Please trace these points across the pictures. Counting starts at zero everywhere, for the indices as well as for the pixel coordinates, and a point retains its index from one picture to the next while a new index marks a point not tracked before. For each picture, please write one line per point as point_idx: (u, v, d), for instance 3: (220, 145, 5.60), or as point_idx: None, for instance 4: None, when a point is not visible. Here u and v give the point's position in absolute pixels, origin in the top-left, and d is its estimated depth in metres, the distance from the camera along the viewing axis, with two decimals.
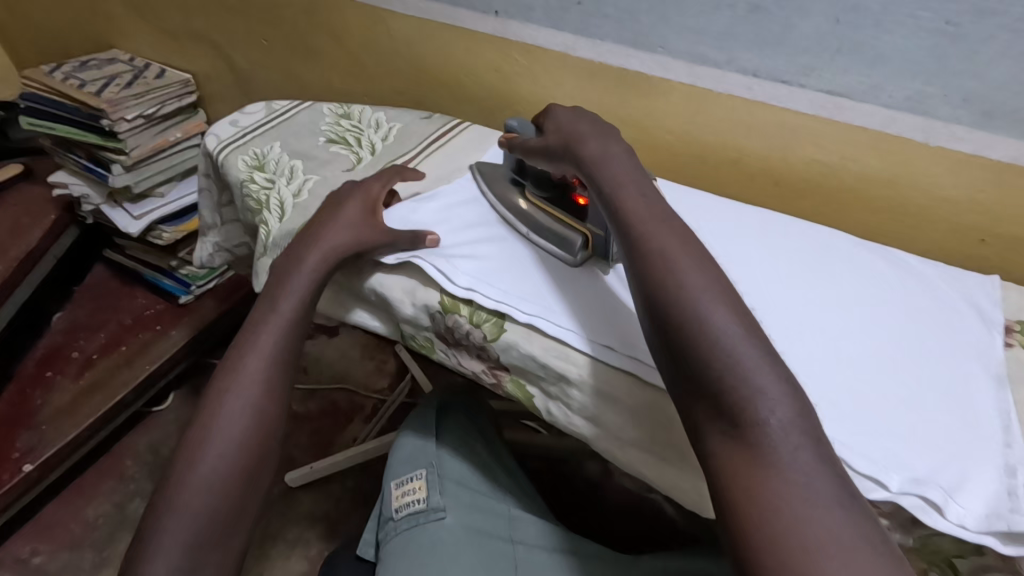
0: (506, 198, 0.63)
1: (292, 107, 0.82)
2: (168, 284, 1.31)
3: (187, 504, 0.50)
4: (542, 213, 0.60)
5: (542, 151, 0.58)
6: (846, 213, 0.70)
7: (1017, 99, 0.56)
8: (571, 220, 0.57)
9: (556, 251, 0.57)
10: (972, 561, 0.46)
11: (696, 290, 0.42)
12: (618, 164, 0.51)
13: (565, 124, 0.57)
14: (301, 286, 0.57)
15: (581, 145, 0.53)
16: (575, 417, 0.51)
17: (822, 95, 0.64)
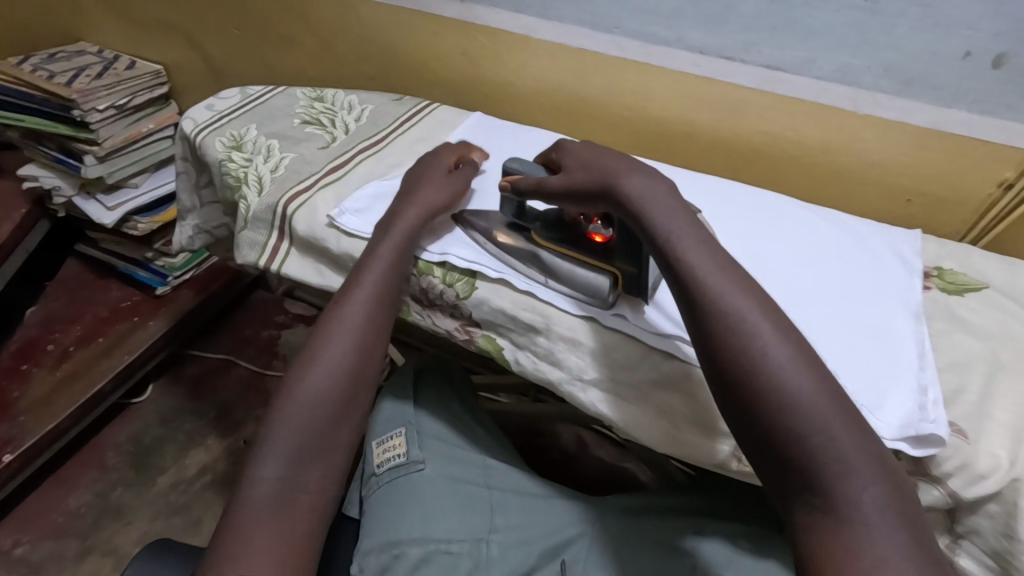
0: (512, 240, 0.58)
1: (266, 92, 0.85)
2: (144, 276, 1.34)
3: (292, 426, 0.53)
4: (559, 255, 0.56)
5: (564, 193, 0.54)
6: (787, 181, 0.75)
7: (932, 69, 0.61)
8: (597, 261, 0.54)
9: (582, 295, 0.55)
10: None
11: (779, 360, 0.42)
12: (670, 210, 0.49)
13: (589, 164, 0.54)
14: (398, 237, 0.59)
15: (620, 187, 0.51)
16: (542, 364, 0.56)
17: (760, 69, 0.69)
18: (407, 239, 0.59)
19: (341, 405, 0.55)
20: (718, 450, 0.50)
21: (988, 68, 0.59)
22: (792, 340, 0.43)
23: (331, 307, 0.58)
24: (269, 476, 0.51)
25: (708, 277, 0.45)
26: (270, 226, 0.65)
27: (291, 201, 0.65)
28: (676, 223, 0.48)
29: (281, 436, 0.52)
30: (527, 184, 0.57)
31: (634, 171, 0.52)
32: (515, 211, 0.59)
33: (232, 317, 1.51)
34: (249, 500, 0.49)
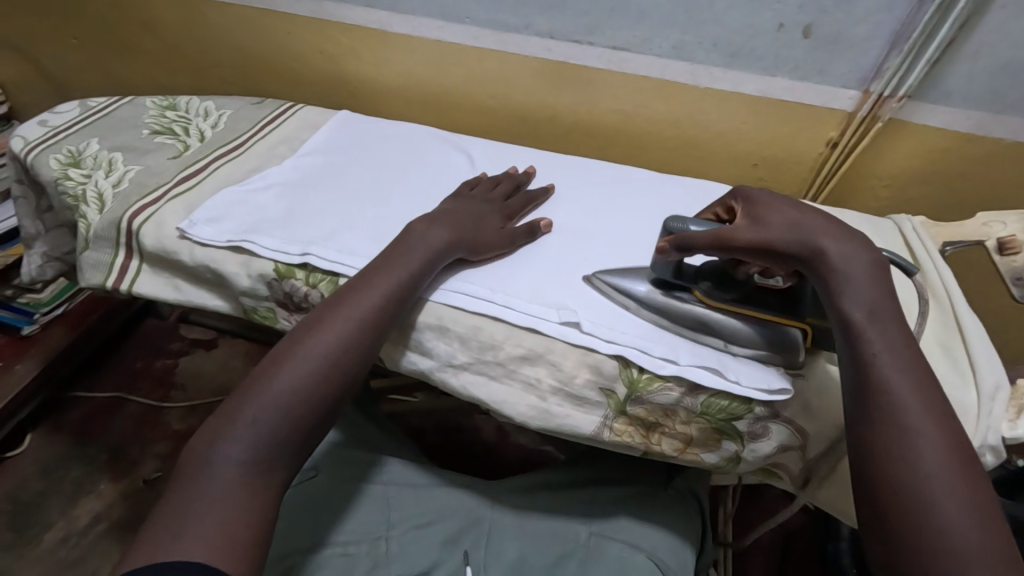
0: (679, 302, 0.54)
1: (109, 103, 0.79)
2: (4, 317, 1.20)
3: (262, 416, 0.46)
4: (733, 317, 0.52)
5: (757, 252, 0.48)
6: (648, 154, 0.80)
7: (753, 41, 0.66)
8: (783, 318, 0.51)
9: (774, 360, 0.51)
10: (749, 419, 0.51)
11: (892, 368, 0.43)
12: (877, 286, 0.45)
13: (789, 218, 0.48)
14: (429, 247, 0.55)
15: (828, 258, 0.46)
16: (413, 356, 0.56)
17: (607, 50, 0.72)
18: (436, 249, 0.55)
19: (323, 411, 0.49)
20: (589, 420, 0.53)
21: (799, 38, 0.65)
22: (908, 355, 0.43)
23: (332, 299, 0.53)
24: (237, 451, 0.45)
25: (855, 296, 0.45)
26: (115, 244, 0.61)
27: (135, 216, 0.61)
28: (873, 290, 0.45)
29: (244, 418, 0.46)
30: (709, 241, 0.49)
31: (835, 233, 0.47)
32: (672, 272, 0.54)
33: (120, 350, 1.40)
34: (199, 483, 0.44)
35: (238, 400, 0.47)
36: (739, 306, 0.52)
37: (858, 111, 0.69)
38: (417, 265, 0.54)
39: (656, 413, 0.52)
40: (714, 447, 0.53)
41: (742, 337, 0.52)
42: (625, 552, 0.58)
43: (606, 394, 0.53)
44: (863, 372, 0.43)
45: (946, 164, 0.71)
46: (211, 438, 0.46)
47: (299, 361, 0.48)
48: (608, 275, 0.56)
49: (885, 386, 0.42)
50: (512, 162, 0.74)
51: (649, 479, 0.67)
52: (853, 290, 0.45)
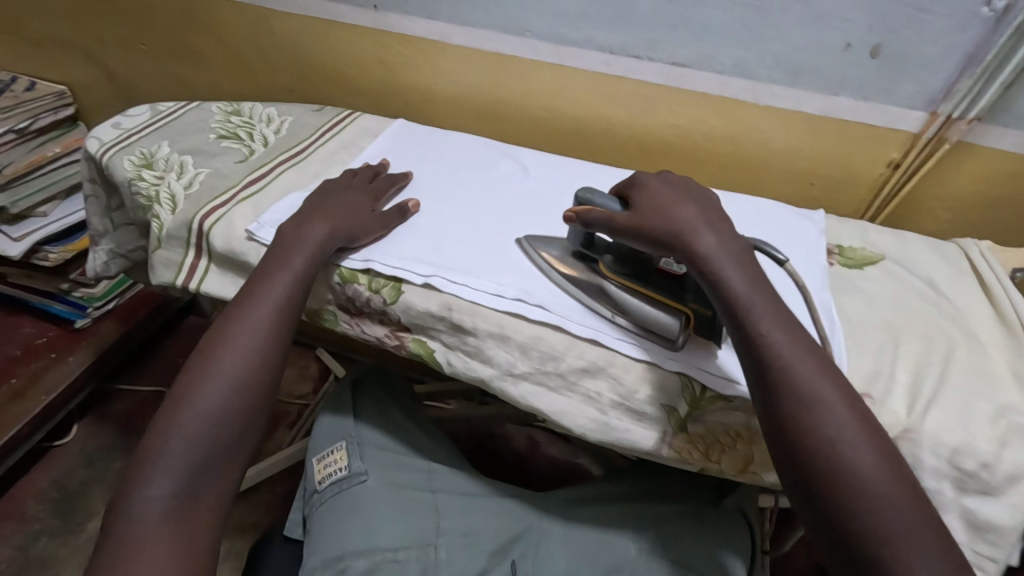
0: (583, 270, 0.57)
1: (177, 108, 0.82)
2: (60, 310, 1.25)
3: (186, 435, 0.49)
4: (625, 290, 0.55)
5: (635, 228, 0.52)
6: (703, 171, 0.79)
7: (818, 60, 0.66)
8: (667, 300, 0.53)
9: (651, 336, 0.53)
10: None
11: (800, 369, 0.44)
12: (748, 277, 0.48)
13: (660, 207, 0.53)
14: (311, 244, 0.58)
15: (697, 244, 0.50)
16: (473, 364, 0.57)
17: (667, 66, 0.72)
18: (318, 244, 0.58)
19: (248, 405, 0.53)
20: (648, 435, 0.53)
21: (867, 58, 0.65)
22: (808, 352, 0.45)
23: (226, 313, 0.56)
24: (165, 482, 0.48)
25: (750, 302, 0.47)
26: (186, 243, 0.63)
27: (206, 217, 0.63)
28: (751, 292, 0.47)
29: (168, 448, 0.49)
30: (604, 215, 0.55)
31: (710, 227, 0.52)
32: (584, 241, 0.58)
33: (162, 345, 1.44)
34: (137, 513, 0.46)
35: (154, 433, 0.50)
36: (630, 281, 0.55)
37: (924, 133, 0.68)
38: (309, 261, 0.57)
39: (717, 432, 0.52)
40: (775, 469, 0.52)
41: (625, 311, 0.54)
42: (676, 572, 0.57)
43: (668, 411, 0.52)
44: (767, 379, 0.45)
45: (1011, 188, 0.69)
46: (137, 474, 0.48)
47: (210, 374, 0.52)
48: (532, 238, 0.61)
49: (786, 398, 0.44)
50: (568, 174, 0.74)
51: (698, 498, 0.66)
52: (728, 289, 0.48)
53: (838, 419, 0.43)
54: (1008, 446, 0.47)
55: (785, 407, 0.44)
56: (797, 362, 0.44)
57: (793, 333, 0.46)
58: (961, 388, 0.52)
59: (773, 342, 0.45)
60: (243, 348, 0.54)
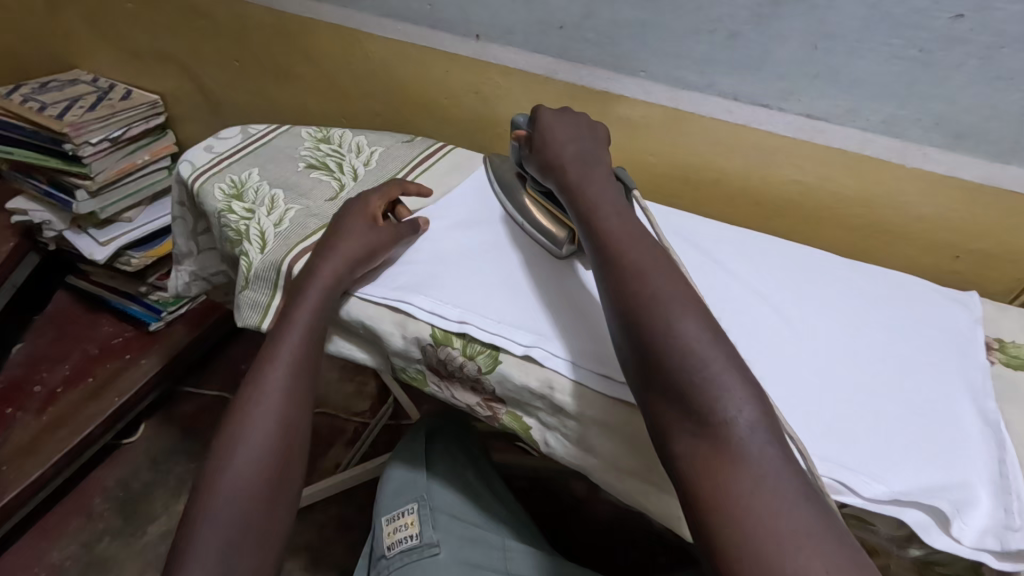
0: (513, 185, 0.67)
1: (268, 131, 0.80)
2: (136, 311, 1.27)
3: (215, 524, 0.47)
4: (535, 205, 0.64)
5: (535, 155, 0.59)
6: (826, 233, 0.71)
7: (986, 123, 0.58)
8: (561, 216, 0.61)
9: (541, 240, 0.61)
10: None
11: (657, 295, 0.43)
12: (603, 190, 0.53)
13: (552, 134, 0.59)
14: (316, 291, 0.56)
15: (567, 170, 0.56)
16: (573, 449, 0.51)
17: (799, 117, 0.65)
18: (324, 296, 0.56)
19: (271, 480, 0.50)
20: None
21: None
22: (675, 281, 0.45)
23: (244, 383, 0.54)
24: None
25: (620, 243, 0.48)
26: (273, 286, 0.61)
27: (296, 261, 0.60)
28: (630, 237, 0.48)
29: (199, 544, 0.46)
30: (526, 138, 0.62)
31: (581, 158, 0.57)
32: (521, 160, 0.67)
33: (228, 351, 1.45)
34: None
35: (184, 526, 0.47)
36: (540, 197, 0.63)
37: None
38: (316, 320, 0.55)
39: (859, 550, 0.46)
40: None
41: (529, 222, 0.63)
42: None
43: None
44: (630, 313, 0.43)
45: None
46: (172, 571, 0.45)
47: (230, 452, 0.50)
48: (494, 159, 0.71)
49: (648, 326, 0.42)
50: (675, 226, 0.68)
51: None
52: (576, 197, 0.53)
53: (664, 291, 0.43)
54: None
55: (619, 285, 0.45)
56: (664, 292, 0.43)
57: (621, 220, 0.50)
58: None
59: (609, 231, 0.49)
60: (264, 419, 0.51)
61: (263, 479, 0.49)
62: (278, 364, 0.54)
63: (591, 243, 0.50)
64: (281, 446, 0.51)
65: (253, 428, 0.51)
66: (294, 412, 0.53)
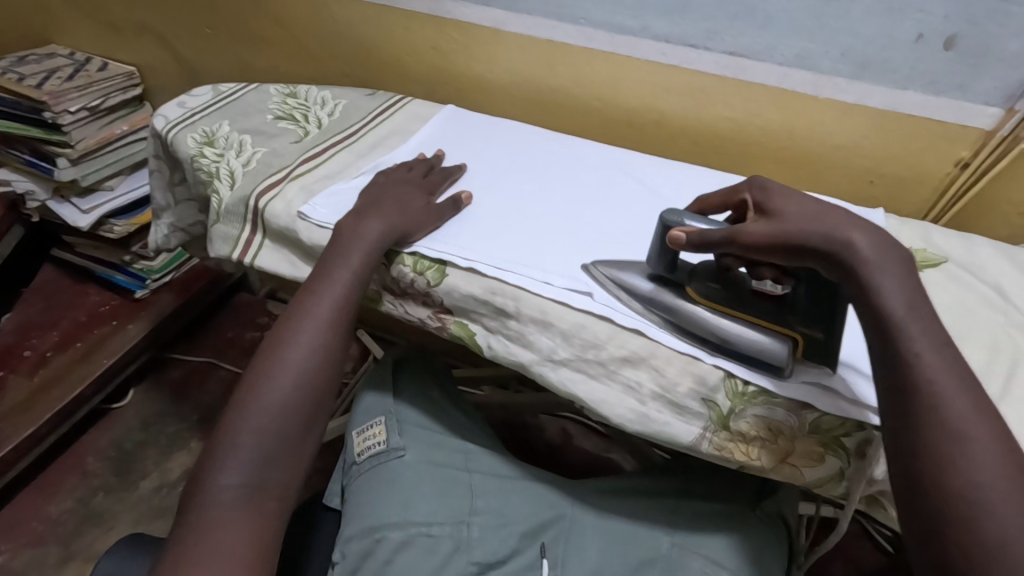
0: (668, 296, 0.54)
1: (238, 89, 0.85)
2: (122, 280, 1.32)
3: (256, 433, 0.51)
4: (723, 317, 0.51)
5: (766, 243, 0.47)
6: (757, 166, 0.77)
7: (885, 53, 0.64)
8: (776, 325, 0.50)
9: (759, 364, 0.50)
10: (858, 437, 0.49)
11: (980, 466, 0.38)
12: (901, 287, 0.43)
13: (811, 213, 0.46)
14: (367, 242, 0.58)
15: (856, 247, 0.44)
16: (514, 348, 0.57)
17: (724, 56, 0.71)
18: (370, 241, 0.58)
19: (310, 400, 0.54)
20: (688, 430, 0.52)
21: (939, 50, 0.62)
22: (1008, 448, 0.39)
23: (294, 305, 0.57)
24: (229, 483, 0.49)
25: (944, 376, 0.41)
26: (243, 219, 0.66)
27: (262, 195, 0.66)
28: (953, 368, 0.41)
29: (238, 446, 0.51)
30: (713, 235, 0.50)
31: (864, 226, 0.45)
32: (667, 265, 0.54)
33: (214, 321, 1.49)
34: (206, 509, 0.48)
35: (226, 423, 0.52)
36: (726, 307, 0.52)
37: (998, 131, 0.64)
38: (366, 260, 0.57)
39: (759, 428, 0.51)
40: (818, 464, 0.51)
41: (729, 341, 0.51)
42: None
43: (708, 405, 0.51)
44: (927, 470, 0.39)
45: None
46: (209, 463, 0.51)
47: (277, 369, 0.54)
48: (603, 264, 0.58)
49: (955, 497, 0.38)
50: (615, 163, 0.73)
51: (737, 499, 0.65)
52: (877, 289, 0.43)
53: (987, 461, 0.38)
54: None
55: (923, 439, 0.40)
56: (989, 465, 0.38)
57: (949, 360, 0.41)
58: None
59: (925, 369, 0.41)
60: (306, 346, 0.55)
61: (299, 399, 0.53)
62: (329, 297, 0.56)
63: (880, 356, 0.43)
64: (324, 375, 0.55)
65: (302, 352, 0.54)
66: (339, 342, 0.56)
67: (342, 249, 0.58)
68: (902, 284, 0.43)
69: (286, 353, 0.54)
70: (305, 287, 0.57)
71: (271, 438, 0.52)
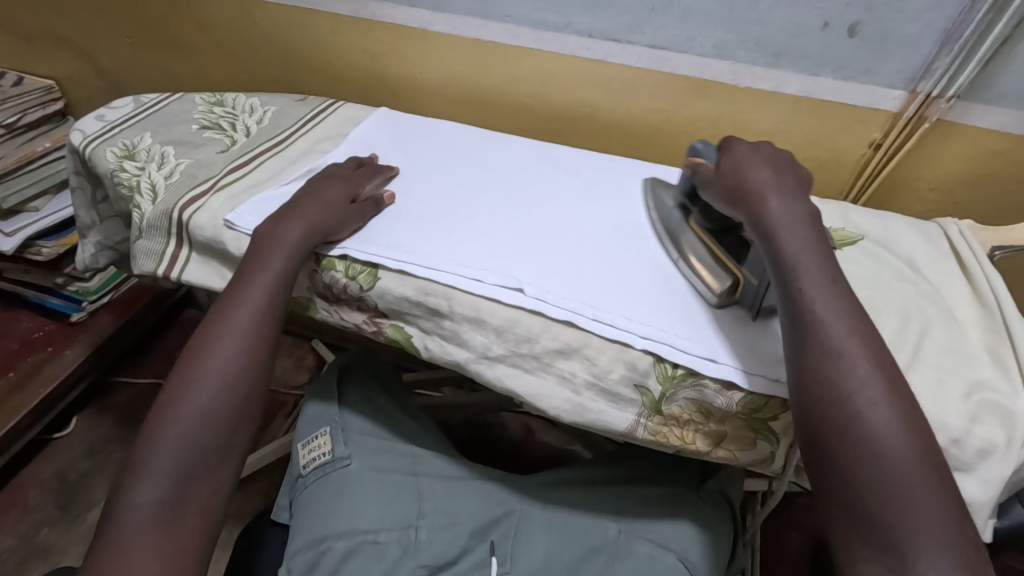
0: (678, 215, 0.62)
1: (161, 99, 0.82)
2: (56, 304, 1.26)
3: (177, 446, 0.50)
4: (695, 240, 0.58)
5: (716, 181, 0.55)
6: (689, 155, 0.79)
7: (796, 41, 0.66)
8: (726, 260, 0.55)
9: (698, 284, 0.56)
10: (785, 419, 0.50)
11: (860, 388, 0.43)
12: (809, 237, 0.50)
13: (741, 168, 0.54)
14: (287, 245, 0.58)
15: (767, 202, 0.51)
16: (450, 347, 0.57)
17: (647, 49, 0.72)
18: (292, 245, 0.58)
19: (233, 410, 0.53)
20: (624, 417, 0.53)
21: (845, 37, 0.65)
22: (890, 374, 0.44)
23: (213, 312, 0.56)
24: (148, 500, 0.48)
25: (834, 316, 0.46)
26: (167, 234, 0.64)
27: (186, 208, 0.64)
28: (841, 306, 0.46)
29: (157, 460, 0.50)
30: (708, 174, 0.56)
31: (782, 191, 0.52)
32: (687, 194, 0.61)
33: (161, 339, 1.44)
34: (125, 530, 0.47)
35: (145, 438, 0.51)
36: (706, 234, 0.58)
37: (903, 112, 0.68)
38: (286, 262, 0.57)
39: (692, 411, 0.52)
40: (750, 447, 0.52)
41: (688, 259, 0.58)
42: (683, 567, 0.57)
43: (641, 391, 0.52)
44: (821, 393, 0.44)
45: (996, 165, 0.69)
46: (130, 480, 0.50)
47: (195, 381, 0.53)
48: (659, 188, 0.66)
49: (841, 417, 0.43)
50: (550, 159, 0.74)
51: (682, 480, 0.67)
52: (783, 251, 0.49)
53: (869, 384, 0.43)
54: (978, 421, 0.48)
55: (817, 368, 0.44)
56: (871, 388, 0.43)
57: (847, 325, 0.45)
58: (938, 366, 0.52)
59: (816, 307, 0.46)
60: (227, 353, 0.54)
61: (225, 407, 0.53)
62: (248, 303, 0.56)
63: (788, 316, 0.47)
64: (249, 382, 0.54)
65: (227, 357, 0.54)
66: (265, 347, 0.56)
67: (263, 253, 0.58)
68: (803, 237, 0.50)
69: (209, 362, 0.54)
70: (224, 298, 0.57)
71: (192, 450, 0.51)
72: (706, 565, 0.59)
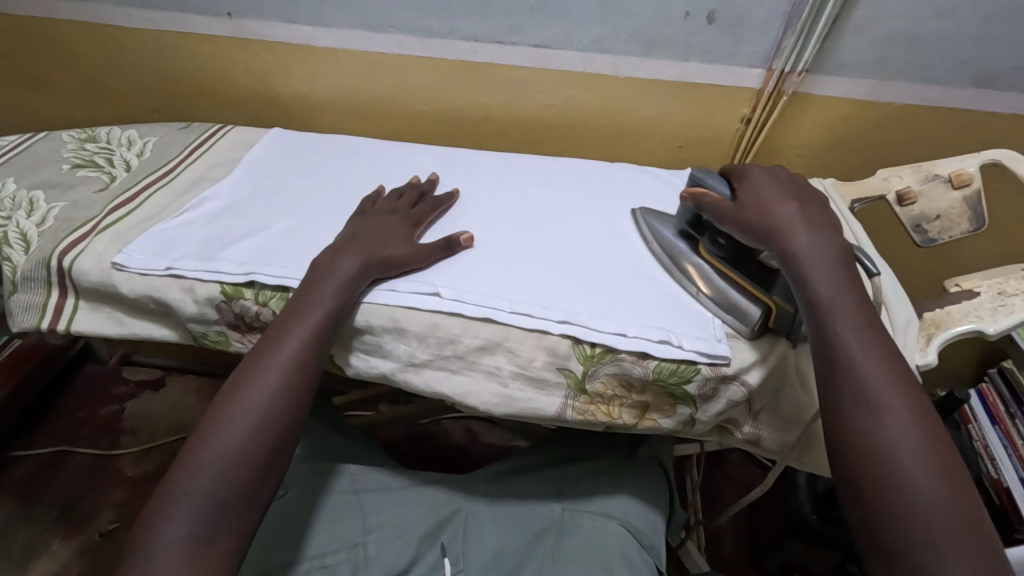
0: (681, 244, 0.59)
1: (21, 141, 0.75)
2: None
3: (209, 478, 0.45)
4: (715, 272, 0.56)
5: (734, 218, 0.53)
6: (584, 145, 0.83)
7: (663, 30, 0.71)
8: (755, 288, 0.54)
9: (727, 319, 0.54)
10: (699, 382, 0.53)
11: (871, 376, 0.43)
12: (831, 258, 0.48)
13: (765, 202, 0.53)
14: (344, 277, 0.55)
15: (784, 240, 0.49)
16: (373, 361, 0.57)
17: (530, 48, 0.75)
18: (348, 276, 0.55)
19: (259, 472, 0.47)
20: (551, 401, 0.55)
21: (704, 24, 0.70)
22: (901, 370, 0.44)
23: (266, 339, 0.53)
24: (173, 536, 0.43)
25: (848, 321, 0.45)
26: (47, 284, 0.60)
27: (66, 254, 0.59)
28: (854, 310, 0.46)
29: (179, 495, 0.45)
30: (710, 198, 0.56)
31: (809, 225, 0.51)
32: (691, 219, 0.60)
33: (57, 402, 1.32)
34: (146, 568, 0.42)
35: (161, 491, 0.45)
36: (722, 264, 0.56)
37: (765, 88, 0.74)
38: (342, 294, 0.54)
39: (612, 386, 0.55)
40: (670, 412, 0.55)
41: (710, 292, 0.56)
42: (627, 533, 0.60)
43: (564, 373, 0.55)
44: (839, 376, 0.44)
45: (848, 129, 0.78)
46: (156, 511, 0.44)
47: (234, 412, 0.48)
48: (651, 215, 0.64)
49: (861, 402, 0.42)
50: (454, 162, 0.75)
51: (618, 452, 0.70)
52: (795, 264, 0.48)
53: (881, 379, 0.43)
54: None
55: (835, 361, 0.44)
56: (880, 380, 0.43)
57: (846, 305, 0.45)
58: None
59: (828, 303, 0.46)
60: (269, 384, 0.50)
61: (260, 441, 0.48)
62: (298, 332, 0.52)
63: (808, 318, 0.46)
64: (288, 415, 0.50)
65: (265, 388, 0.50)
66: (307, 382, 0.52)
67: (318, 281, 0.55)
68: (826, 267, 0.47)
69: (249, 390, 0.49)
70: (273, 327, 0.53)
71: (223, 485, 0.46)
72: (648, 527, 0.62)
